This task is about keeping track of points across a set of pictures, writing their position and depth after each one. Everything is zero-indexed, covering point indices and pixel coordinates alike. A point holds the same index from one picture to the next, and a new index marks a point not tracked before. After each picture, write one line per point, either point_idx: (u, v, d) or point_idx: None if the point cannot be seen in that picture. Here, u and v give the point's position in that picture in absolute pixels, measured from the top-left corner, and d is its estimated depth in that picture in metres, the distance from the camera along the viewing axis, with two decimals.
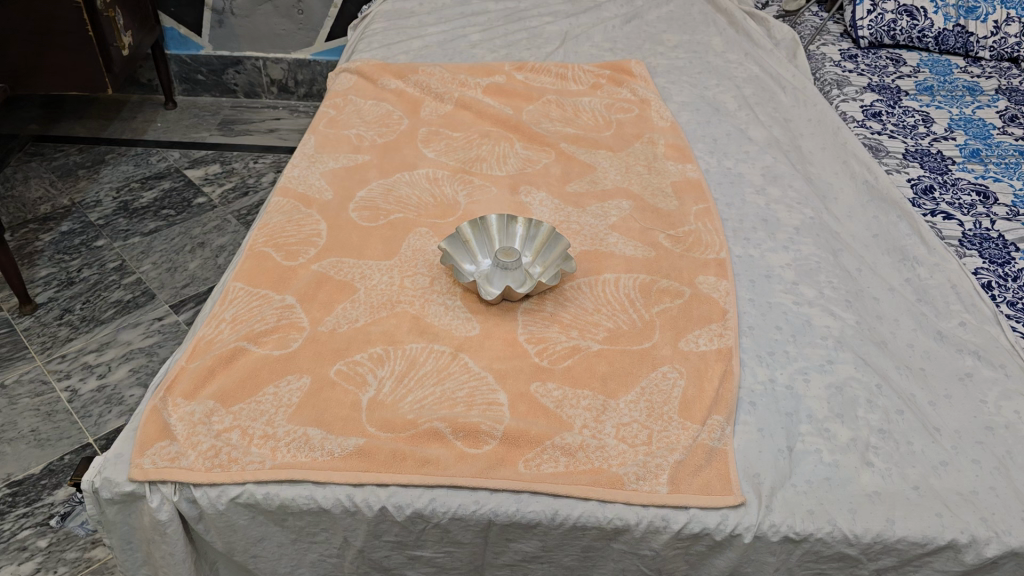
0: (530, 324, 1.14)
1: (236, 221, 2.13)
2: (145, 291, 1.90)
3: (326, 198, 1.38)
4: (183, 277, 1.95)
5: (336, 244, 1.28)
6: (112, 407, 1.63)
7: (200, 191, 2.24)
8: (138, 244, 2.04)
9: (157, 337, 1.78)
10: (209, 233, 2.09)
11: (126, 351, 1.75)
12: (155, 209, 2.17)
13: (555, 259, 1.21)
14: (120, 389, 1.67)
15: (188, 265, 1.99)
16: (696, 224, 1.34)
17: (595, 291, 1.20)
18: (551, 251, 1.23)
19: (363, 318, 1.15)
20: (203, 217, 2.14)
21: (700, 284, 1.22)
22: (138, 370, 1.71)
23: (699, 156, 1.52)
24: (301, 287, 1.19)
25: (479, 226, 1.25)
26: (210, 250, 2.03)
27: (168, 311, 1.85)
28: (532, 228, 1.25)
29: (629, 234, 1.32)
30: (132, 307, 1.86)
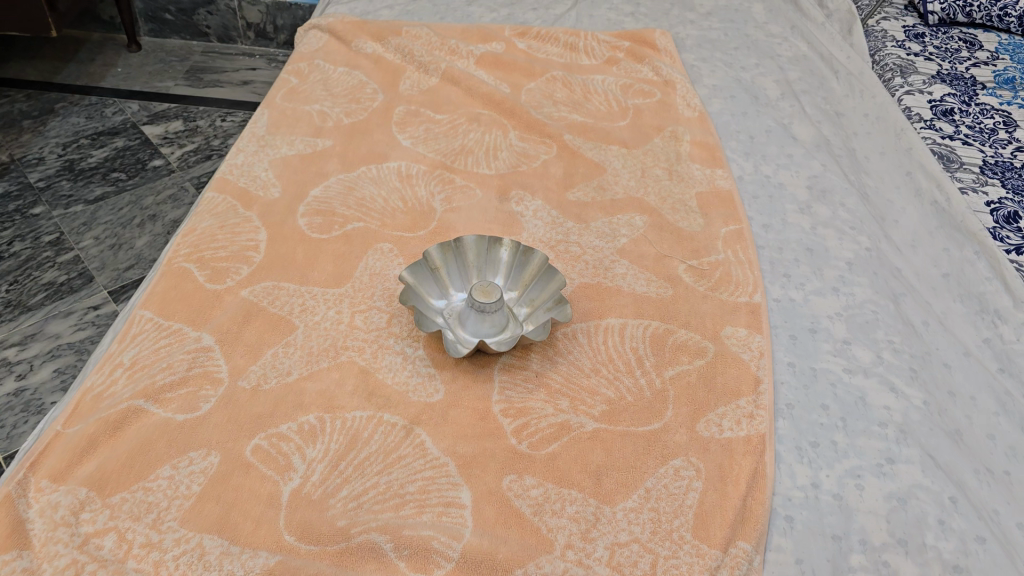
0: (509, 389, 0.90)
1: (195, 190, 1.88)
2: (82, 273, 1.66)
3: (273, 197, 1.13)
4: (127, 257, 1.70)
5: (276, 263, 1.03)
6: (29, 417, 1.39)
7: (157, 152, 1.98)
8: (80, 214, 1.79)
9: (89, 331, 1.55)
10: (162, 204, 1.83)
11: (51, 347, 1.51)
12: (104, 172, 1.91)
13: (546, 299, 0.97)
14: (40, 394, 1.43)
15: (134, 242, 1.74)
16: (725, 253, 1.08)
17: (595, 344, 0.95)
18: (542, 287, 0.98)
19: (296, 370, 0.90)
20: (158, 184, 1.88)
21: (726, 339, 0.97)
22: (64, 372, 1.47)
23: (731, 158, 1.25)
24: (224, 322, 0.95)
25: (453, 250, 1.00)
26: (162, 224, 1.78)
27: (106, 298, 1.61)
28: (519, 256, 1.00)
29: (641, 263, 1.06)
30: (66, 291, 1.62)
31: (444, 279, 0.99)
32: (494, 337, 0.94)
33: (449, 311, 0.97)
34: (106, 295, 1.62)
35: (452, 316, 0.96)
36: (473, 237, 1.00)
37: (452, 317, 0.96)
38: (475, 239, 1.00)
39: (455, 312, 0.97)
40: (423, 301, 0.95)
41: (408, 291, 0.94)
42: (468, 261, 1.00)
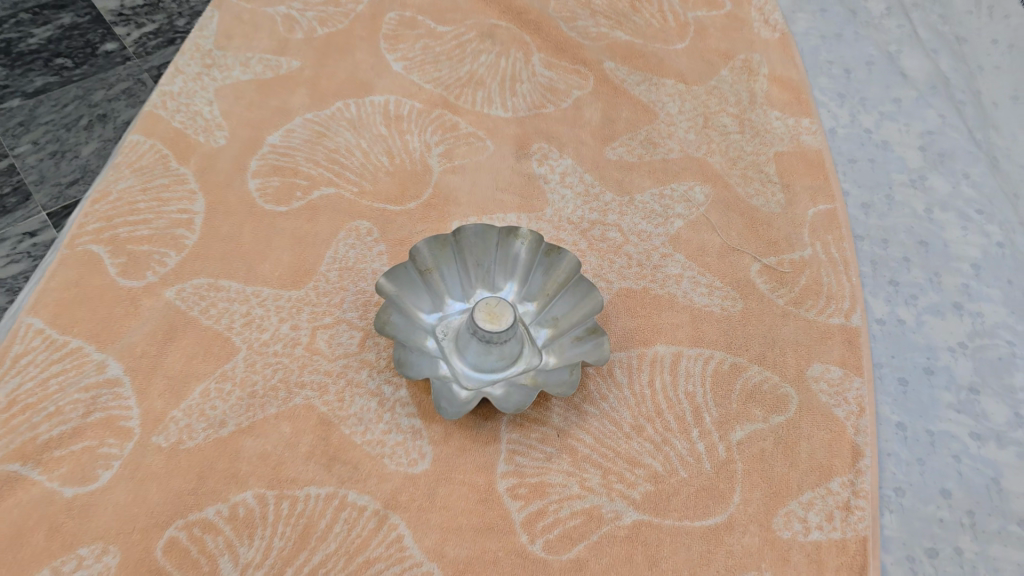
0: (520, 456, 0.67)
1: (154, 83, 1.57)
2: (16, 188, 1.39)
3: (216, 145, 0.85)
4: (70, 168, 1.43)
5: (214, 247, 0.77)
6: None
7: (109, 32, 1.65)
8: (15, 112, 1.50)
9: (24, 265, 1.30)
10: (114, 101, 1.54)
11: None
12: (46, 56, 1.60)
13: (574, 324, 0.72)
14: None
15: (79, 148, 1.46)
16: (812, 246, 0.81)
17: (638, 387, 0.71)
18: (569, 303, 0.73)
19: (233, 422, 0.67)
20: (110, 74, 1.58)
21: (814, 383, 0.72)
22: None
23: (821, 101, 0.96)
24: (139, 341, 0.70)
25: (451, 245, 0.74)
26: (113, 127, 1.49)
27: (45, 223, 1.35)
28: (540, 255, 0.74)
29: (701, 260, 0.80)
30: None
31: (438, 284, 0.74)
32: (502, 375, 0.70)
33: (444, 332, 0.72)
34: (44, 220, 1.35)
35: (447, 340, 0.72)
36: (480, 227, 0.74)
37: (447, 342, 0.71)
38: (483, 229, 0.74)
39: (451, 334, 0.72)
40: (409, 321, 0.70)
41: (387, 311, 0.69)
42: (472, 259, 0.74)
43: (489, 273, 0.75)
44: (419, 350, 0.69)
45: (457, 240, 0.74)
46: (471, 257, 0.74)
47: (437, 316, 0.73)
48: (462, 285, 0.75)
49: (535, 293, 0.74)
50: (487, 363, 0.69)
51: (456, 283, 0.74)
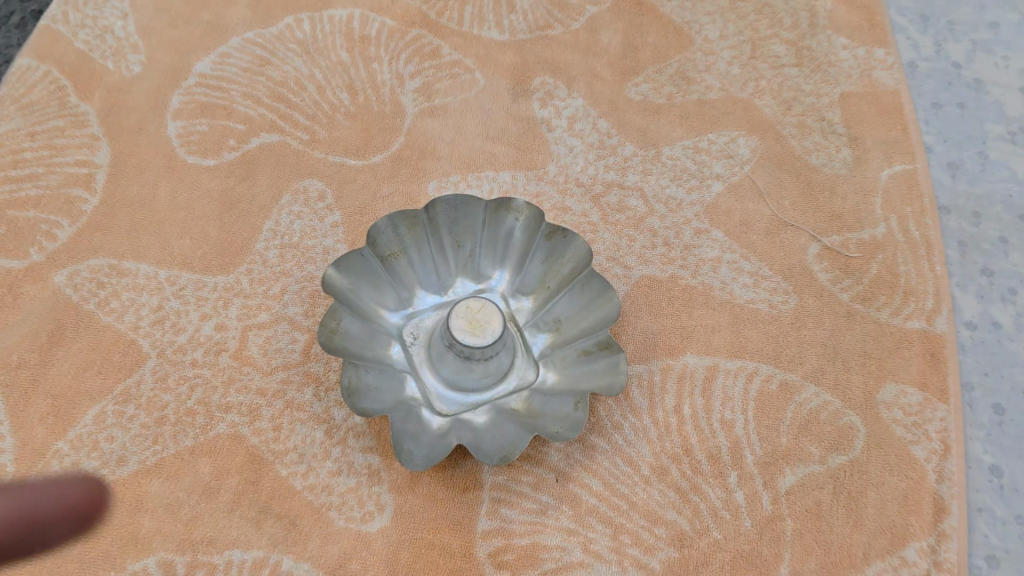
0: (506, 508, 0.52)
1: None
2: None
3: (130, 75, 0.67)
4: None
5: (119, 215, 0.60)
6: None
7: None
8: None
9: None
10: None
11: None
12: None
13: (580, 334, 0.55)
14: None
15: None
16: (886, 221, 0.63)
17: (660, 414, 0.55)
18: (576, 303, 0.56)
19: (136, 458, 0.52)
20: None
21: (885, 412, 0.56)
22: None
23: (898, 23, 0.76)
24: (15, 347, 0.54)
25: (423, 224, 0.57)
26: None
27: None
28: (540, 238, 0.57)
29: (745, 238, 0.62)
30: None
31: (406, 273, 0.57)
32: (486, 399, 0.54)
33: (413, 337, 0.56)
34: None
35: (417, 348, 0.55)
36: (462, 199, 0.56)
37: (417, 351, 0.55)
38: (466, 202, 0.57)
39: (421, 340, 0.55)
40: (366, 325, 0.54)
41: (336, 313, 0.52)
42: (450, 240, 0.57)
43: (473, 258, 0.58)
44: (378, 365, 0.53)
45: (431, 217, 0.57)
46: (449, 237, 0.57)
47: (405, 315, 0.56)
48: (437, 274, 0.58)
49: (532, 286, 0.58)
50: (466, 382, 0.53)
51: (430, 272, 0.58)
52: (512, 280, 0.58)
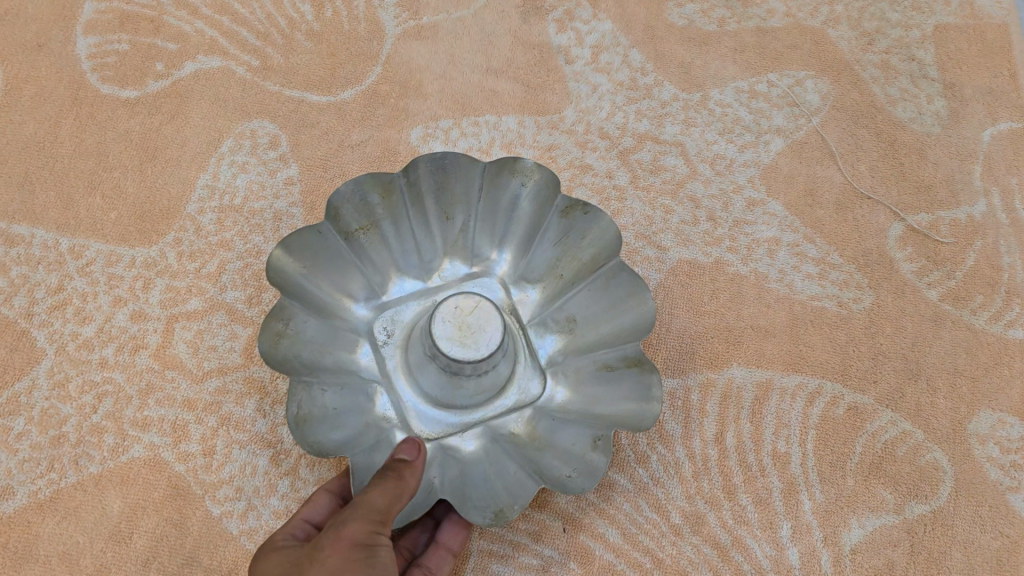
0: (498, 565, 0.41)
1: None
2: None
3: None
4: None
5: (12, 161, 0.47)
6: None
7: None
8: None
9: None
10: None
11: None
12: None
13: (605, 344, 0.42)
14: None
15: None
16: (987, 195, 0.51)
17: (697, 444, 0.43)
18: (599, 302, 0.43)
19: (24, 490, 0.40)
20: None
21: (978, 447, 0.44)
22: None
23: None
24: None
25: (401, 192, 0.43)
26: None
27: None
28: (554, 214, 0.44)
29: (810, 214, 0.50)
30: None
31: (379, 252, 0.44)
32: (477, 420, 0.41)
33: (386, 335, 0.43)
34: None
35: (390, 351, 0.42)
36: (454, 161, 0.43)
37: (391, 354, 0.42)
38: (460, 163, 0.43)
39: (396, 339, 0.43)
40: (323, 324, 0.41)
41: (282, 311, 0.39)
42: (437, 211, 0.44)
43: (465, 235, 0.45)
44: (339, 376, 0.40)
45: (413, 180, 0.43)
46: (436, 207, 0.44)
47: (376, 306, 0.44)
48: (417, 253, 0.45)
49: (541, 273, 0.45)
50: (453, 400, 0.40)
51: (409, 250, 0.45)
52: (515, 264, 0.46)
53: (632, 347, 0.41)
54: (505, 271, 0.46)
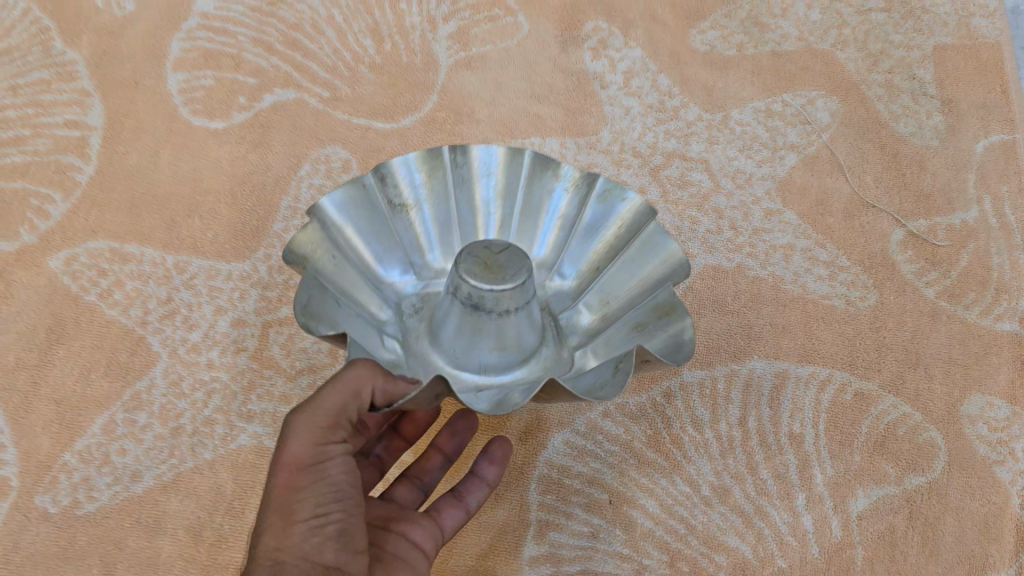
0: (554, 532, 0.47)
1: None
2: None
3: (122, 14, 0.60)
4: None
5: (119, 188, 0.54)
6: None
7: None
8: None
9: None
10: None
11: None
12: None
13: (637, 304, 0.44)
14: None
15: None
16: (979, 202, 0.57)
17: (723, 427, 0.50)
18: (630, 275, 0.45)
19: (152, 473, 0.47)
20: None
21: (970, 427, 0.51)
22: None
23: None
24: (13, 345, 0.50)
25: (448, 172, 0.47)
26: None
27: None
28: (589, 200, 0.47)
29: (822, 222, 0.56)
30: None
31: (415, 231, 0.47)
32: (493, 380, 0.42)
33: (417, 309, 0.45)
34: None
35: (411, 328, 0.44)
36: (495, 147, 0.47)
37: (416, 322, 0.44)
38: (502, 158, 0.48)
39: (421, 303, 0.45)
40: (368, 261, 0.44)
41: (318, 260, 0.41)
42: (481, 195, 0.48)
43: (504, 225, 0.48)
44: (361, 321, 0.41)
45: (461, 164, 0.47)
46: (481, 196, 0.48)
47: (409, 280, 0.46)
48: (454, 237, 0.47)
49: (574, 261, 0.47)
50: (471, 348, 0.41)
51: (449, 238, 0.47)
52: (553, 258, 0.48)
53: (664, 292, 0.42)
54: (546, 263, 0.48)
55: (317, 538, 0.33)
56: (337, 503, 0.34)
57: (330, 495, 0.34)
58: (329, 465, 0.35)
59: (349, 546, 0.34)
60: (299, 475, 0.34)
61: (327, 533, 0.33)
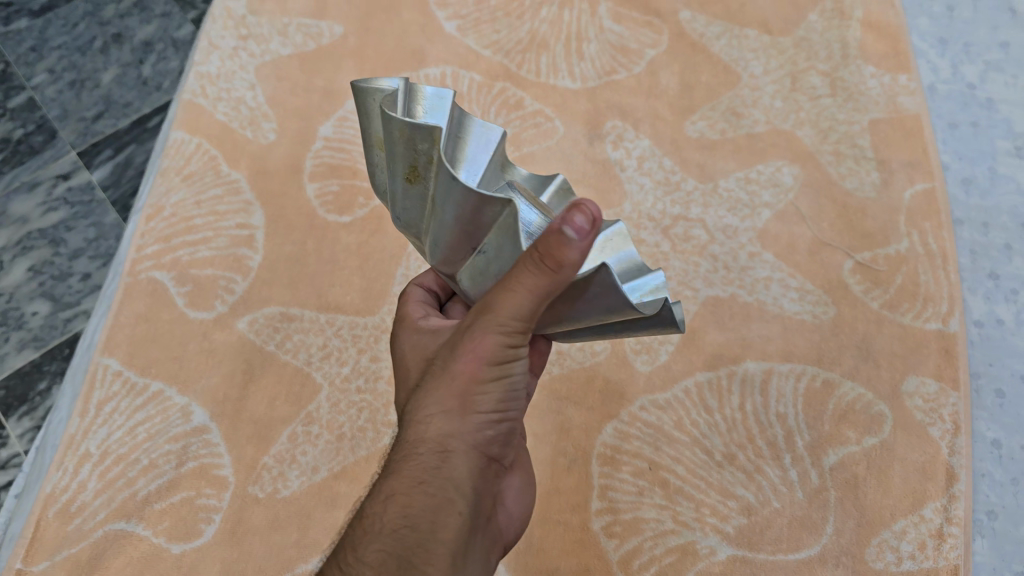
0: (613, 492, 0.67)
1: None
2: (40, 122, 1.19)
3: (266, 142, 0.81)
4: (93, 99, 1.21)
5: (280, 270, 0.75)
6: (9, 334, 1.07)
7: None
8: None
9: (63, 213, 1.14)
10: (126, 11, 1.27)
11: (20, 236, 1.13)
12: None
13: None
14: (18, 301, 1.09)
15: (100, 75, 1.22)
16: (909, 236, 0.77)
17: (728, 410, 0.70)
18: None
19: (326, 467, 0.68)
20: None
21: (909, 399, 0.70)
22: (41, 271, 1.11)
23: (920, 50, 0.87)
24: (220, 384, 0.71)
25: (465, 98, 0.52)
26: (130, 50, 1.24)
27: (78, 162, 1.17)
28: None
29: (792, 259, 0.76)
30: (25, 152, 1.18)
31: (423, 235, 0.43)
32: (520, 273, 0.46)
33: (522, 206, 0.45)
34: (74, 154, 1.18)
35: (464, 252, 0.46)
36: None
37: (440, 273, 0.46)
38: None
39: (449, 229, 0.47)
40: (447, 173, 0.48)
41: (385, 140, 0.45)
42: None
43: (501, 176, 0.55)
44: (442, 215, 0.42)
45: None
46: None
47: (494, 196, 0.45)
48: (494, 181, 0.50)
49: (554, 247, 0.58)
50: None
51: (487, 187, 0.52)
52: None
53: None
54: None
55: (492, 430, 0.46)
56: (513, 395, 0.46)
57: (508, 389, 0.45)
58: (513, 364, 0.44)
59: (507, 431, 0.48)
60: (484, 372, 0.44)
61: (497, 427, 0.47)
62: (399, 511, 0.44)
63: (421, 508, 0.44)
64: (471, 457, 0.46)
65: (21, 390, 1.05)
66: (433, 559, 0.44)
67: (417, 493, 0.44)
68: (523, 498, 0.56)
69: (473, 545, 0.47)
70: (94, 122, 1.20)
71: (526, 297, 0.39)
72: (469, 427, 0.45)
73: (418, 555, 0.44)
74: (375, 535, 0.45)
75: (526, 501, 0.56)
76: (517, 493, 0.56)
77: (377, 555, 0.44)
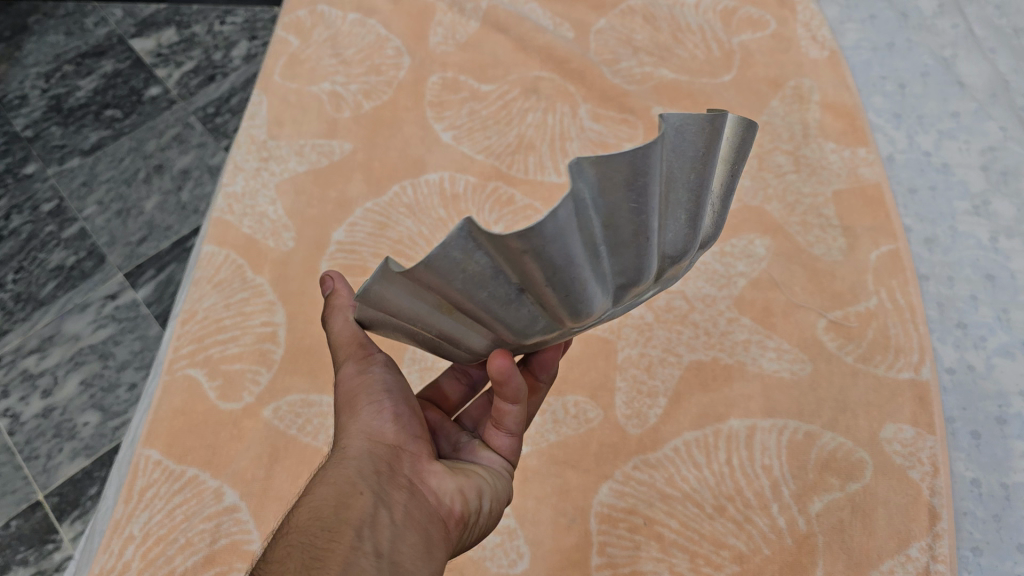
0: (611, 547, 0.72)
1: (203, 126, 1.41)
2: (92, 250, 1.30)
3: (285, 249, 0.90)
4: (139, 226, 1.32)
5: (300, 363, 0.83)
6: (64, 444, 1.15)
7: (104, 16, 1.54)
8: (46, 129, 1.42)
9: (112, 329, 1.24)
10: (166, 148, 1.39)
11: (73, 352, 1.22)
12: (96, 108, 1.44)
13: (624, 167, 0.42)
14: (71, 413, 1.17)
15: (143, 203, 1.34)
16: (877, 293, 0.82)
17: (715, 466, 0.75)
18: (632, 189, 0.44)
19: None
20: (158, 122, 1.42)
21: (887, 445, 0.75)
22: (93, 385, 1.19)
23: (874, 126, 0.95)
24: (248, 467, 0.78)
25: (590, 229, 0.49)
26: (171, 178, 1.36)
27: (125, 283, 1.27)
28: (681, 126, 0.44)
29: (767, 321, 0.82)
30: (78, 278, 1.28)
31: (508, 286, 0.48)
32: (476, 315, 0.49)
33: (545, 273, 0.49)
34: (121, 276, 1.28)
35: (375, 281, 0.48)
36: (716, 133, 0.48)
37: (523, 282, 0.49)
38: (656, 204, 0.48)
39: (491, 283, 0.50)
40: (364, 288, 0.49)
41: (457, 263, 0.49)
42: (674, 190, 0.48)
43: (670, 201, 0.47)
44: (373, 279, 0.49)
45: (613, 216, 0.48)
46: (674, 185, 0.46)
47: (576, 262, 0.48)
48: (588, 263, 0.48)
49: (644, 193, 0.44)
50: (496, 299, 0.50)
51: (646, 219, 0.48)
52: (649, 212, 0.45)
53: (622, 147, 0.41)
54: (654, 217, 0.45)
55: (377, 422, 0.57)
56: (383, 391, 0.58)
57: (374, 387, 0.58)
58: (369, 369, 0.59)
59: (396, 417, 0.57)
60: (352, 381, 0.59)
61: (380, 417, 0.57)
62: (312, 510, 0.50)
63: (325, 497, 0.51)
64: (361, 444, 0.55)
65: (73, 495, 1.11)
66: (334, 537, 0.48)
67: (320, 492, 0.52)
68: (471, 492, 0.57)
69: (391, 520, 0.51)
70: (139, 246, 1.30)
71: (339, 318, 0.59)
72: (351, 430, 0.56)
73: (322, 537, 0.48)
74: (287, 539, 0.49)
75: (474, 495, 0.57)
76: (442, 474, 0.56)
77: (285, 550, 0.48)
